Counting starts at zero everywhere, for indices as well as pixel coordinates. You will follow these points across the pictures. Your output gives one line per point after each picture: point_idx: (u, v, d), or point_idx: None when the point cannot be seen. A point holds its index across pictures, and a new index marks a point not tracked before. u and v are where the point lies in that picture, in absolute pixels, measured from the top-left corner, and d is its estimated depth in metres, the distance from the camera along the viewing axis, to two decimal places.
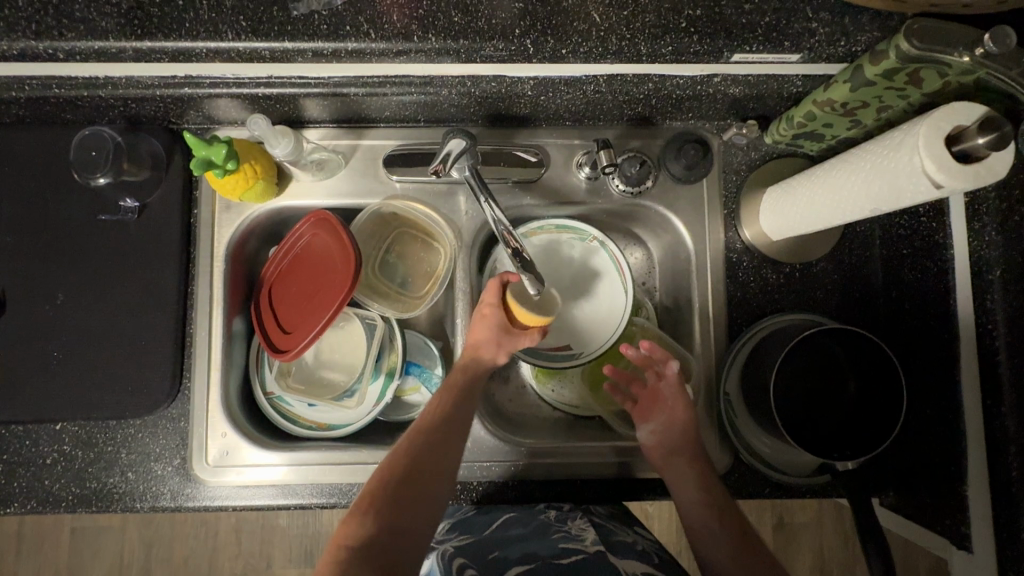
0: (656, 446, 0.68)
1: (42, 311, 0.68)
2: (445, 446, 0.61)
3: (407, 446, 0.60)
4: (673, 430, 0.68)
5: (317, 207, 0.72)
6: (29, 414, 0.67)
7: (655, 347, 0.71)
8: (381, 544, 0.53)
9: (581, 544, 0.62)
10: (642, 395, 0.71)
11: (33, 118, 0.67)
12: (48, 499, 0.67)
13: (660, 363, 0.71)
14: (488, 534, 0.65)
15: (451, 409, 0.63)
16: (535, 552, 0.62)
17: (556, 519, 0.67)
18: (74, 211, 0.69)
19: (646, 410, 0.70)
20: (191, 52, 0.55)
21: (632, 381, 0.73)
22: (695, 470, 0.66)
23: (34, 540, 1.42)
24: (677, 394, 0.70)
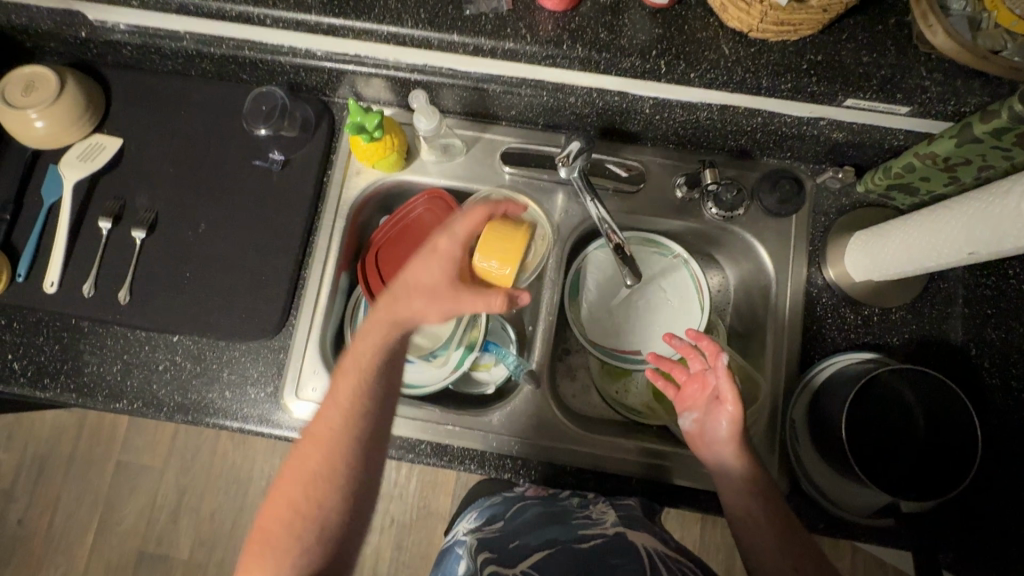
0: (697, 435, 0.67)
1: (187, 235, 0.77)
2: (350, 461, 0.57)
3: (306, 467, 0.57)
4: (719, 425, 0.65)
5: (433, 185, 0.80)
6: (157, 321, 0.75)
7: (699, 336, 0.66)
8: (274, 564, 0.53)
9: (602, 528, 0.63)
10: (688, 384, 0.68)
11: (218, 74, 0.79)
12: (152, 402, 0.74)
13: (707, 353, 0.65)
14: (512, 522, 0.67)
15: (352, 409, 0.58)
16: (556, 538, 0.62)
17: (576, 505, 0.68)
18: (231, 155, 0.79)
19: (688, 397, 0.68)
20: (373, 33, 0.64)
21: (675, 368, 0.69)
22: (742, 463, 0.64)
23: (83, 465, 1.51)
24: (727, 389, 0.63)
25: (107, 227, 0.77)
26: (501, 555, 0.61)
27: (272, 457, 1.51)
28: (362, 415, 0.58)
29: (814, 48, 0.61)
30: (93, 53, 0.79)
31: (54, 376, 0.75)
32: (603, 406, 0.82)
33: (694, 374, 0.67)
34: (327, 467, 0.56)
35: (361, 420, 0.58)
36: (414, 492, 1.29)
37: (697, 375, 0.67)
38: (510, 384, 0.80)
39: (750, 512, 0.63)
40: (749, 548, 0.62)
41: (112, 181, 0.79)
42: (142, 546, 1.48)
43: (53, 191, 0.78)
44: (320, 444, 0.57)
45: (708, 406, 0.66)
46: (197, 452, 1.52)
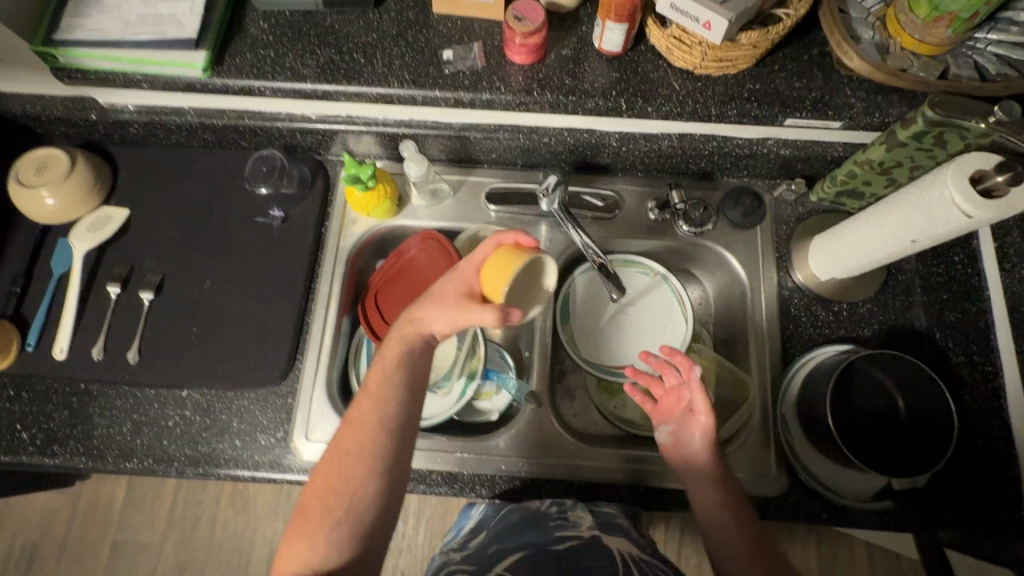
0: (672, 446, 0.70)
1: (193, 292, 0.81)
2: (382, 442, 0.60)
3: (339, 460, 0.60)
4: (693, 436, 0.68)
5: (425, 228, 0.86)
6: (168, 377, 0.78)
7: (673, 351, 0.68)
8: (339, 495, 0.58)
9: (578, 530, 0.66)
10: (663, 398, 0.70)
11: (218, 143, 0.86)
12: (163, 458, 0.75)
13: (680, 367, 0.68)
14: (490, 530, 0.69)
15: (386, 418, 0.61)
16: (531, 541, 0.65)
17: (551, 509, 0.70)
18: (233, 215, 0.85)
19: (662, 412, 0.70)
20: (364, 95, 0.72)
21: (651, 381, 0.71)
22: (714, 472, 0.67)
23: (78, 548, 1.47)
24: (700, 402, 0.67)
25: (115, 291, 0.80)
26: (478, 568, 0.63)
27: (274, 520, 1.48)
28: (395, 422, 0.61)
29: (752, 78, 0.70)
30: (100, 133, 0.85)
31: (63, 442, 0.76)
32: (604, 423, 0.85)
33: (669, 387, 0.70)
34: (359, 447, 0.59)
35: (399, 415, 0.62)
36: (423, 541, 1.27)
37: (672, 388, 0.70)
38: (512, 409, 0.83)
39: (721, 519, 0.66)
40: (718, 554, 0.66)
41: (119, 249, 0.83)
42: None
43: (62, 262, 0.82)
44: (354, 433, 0.60)
45: (683, 418, 0.68)
46: (196, 524, 1.48)
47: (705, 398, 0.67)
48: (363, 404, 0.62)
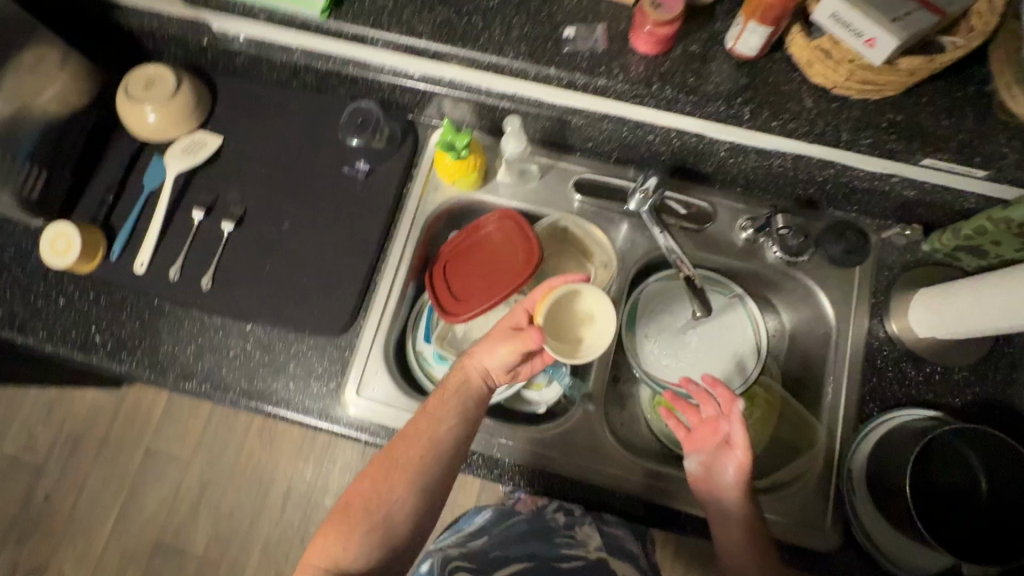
0: (703, 479, 0.68)
1: (271, 231, 0.82)
2: (433, 449, 0.65)
3: (391, 456, 0.65)
4: (728, 470, 0.66)
5: (504, 207, 0.84)
6: (236, 308, 0.79)
7: (716, 382, 0.69)
8: (375, 514, 0.62)
9: (584, 550, 0.75)
10: (699, 427, 0.69)
11: (317, 87, 0.85)
12: (220, 386, 0.77)
13: (722, 399, 0.68)
14: (495, 538, 0.77)
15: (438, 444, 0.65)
16: (535, 552, 0.74)
17: (563, 525, 0.78)
18: (320, 161, 0.85)
19: (693, 441, 0.69)
20: (476, 62, 0.70)
21: (687, 409, 0.71)
22: (742, 512, 0.65)
23: (115, 447, 1.56)
24: (740, 436, 0.66)
25: (199, 217, 0.82)
26: (481, 568, 0.71)
27: (297, 459, 1.53)
28: (447, 440, 0.65)
29: (894, 107, 0.64)
30: (206, 59, 0.86)
31: (131, 351, 0.79)
32: (650, 438, 0.82)
33: (705, 416, 0.69)
34: (416, 446, 0.65)
35: (448, 440, 0.66)
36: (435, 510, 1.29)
37: (709, 418, 0.69)
38: (561, 405, 0.81)
39: (740, 558, 0.65)
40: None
41: (206, 175, 0.85)
42: (159, 535, 1.50)
43: (154, 178, 0.84)
44: (412, 438, 0.65)
45: (717, 450, 0.67)
46: (224, 448, 1.55)
47: (745, 433, 0.66)
48: (423, 417, 0.67)
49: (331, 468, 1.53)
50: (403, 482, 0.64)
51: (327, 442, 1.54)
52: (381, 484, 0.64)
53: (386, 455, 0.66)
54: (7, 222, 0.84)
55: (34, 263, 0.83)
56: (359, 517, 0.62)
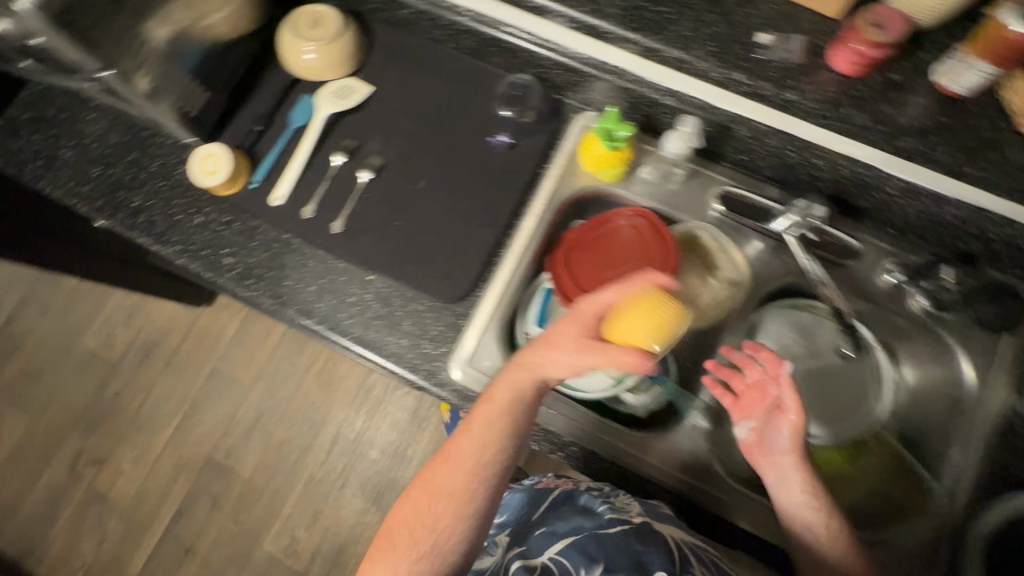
0: (756, 445, 0.67)
1: (407, 187, 0.83)
2: (471, 471, 0.64)
3: (430, 488, 0.65)
4: (781, 435, 0.65)
5: (638, 204, 0.82)
6: (362, 257, 0.81)
7: (759, 345, 0.68)
8: (417, 543, 0.63)
9: (627, 513, 0.71)
10: (745, 393, 0.69)
11: (474, 52, 0.85)
12: (335, 329, 0.79)
13: (766, 362, 0.67)
14: (538, 518, 0.77)
15: (481, 459, 0.65)
16: (579, 525, 0.70)
17: (602, 495, 0.76)
18: (463, 127, 0.85)
19: (743, 407, 0.68)
20: (659, 53, 0.68)
21: (732, 376, 0.70)
22: (804, 480, 0.64)
23: (183, 362, 1.63)
24: (790, 399, 0.65)
25: (340, 161, 0.83)
26: (525, 550, 0.70)
27: (350, 408, 1.58)
28: (487, 459, 0.65)
29: None
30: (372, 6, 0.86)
31: (256, 279, 0.81)
32: None
33: (751, 382, 0.68)
34: (458, 472, 0.64)
35: (487, 461, 0.65)
36: None
37: (754, 383, 0.68)
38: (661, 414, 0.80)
39: (807, 522, 0.64)
40: (803, 557, 0.65)
41: (350, 121, 0.86)
42: (212, 452, 1.57)
43: (302, 116, 0.85)
44: (451, 463, 0.65)
45: (768, 415, 0.66)
46: (284, 382, 1.61)
47: (795, 395, 0.65)
48: (461, 438, 0.66)
49: (380, 423, 1.57)
50: (444, 510, 0.63)
51: (381, 396, 1.59)
52: (424, 513, 0.64)
53: (426, 481, 0.66)
54: (158, 134, 0.87)
55: (178, 178, 0.86)
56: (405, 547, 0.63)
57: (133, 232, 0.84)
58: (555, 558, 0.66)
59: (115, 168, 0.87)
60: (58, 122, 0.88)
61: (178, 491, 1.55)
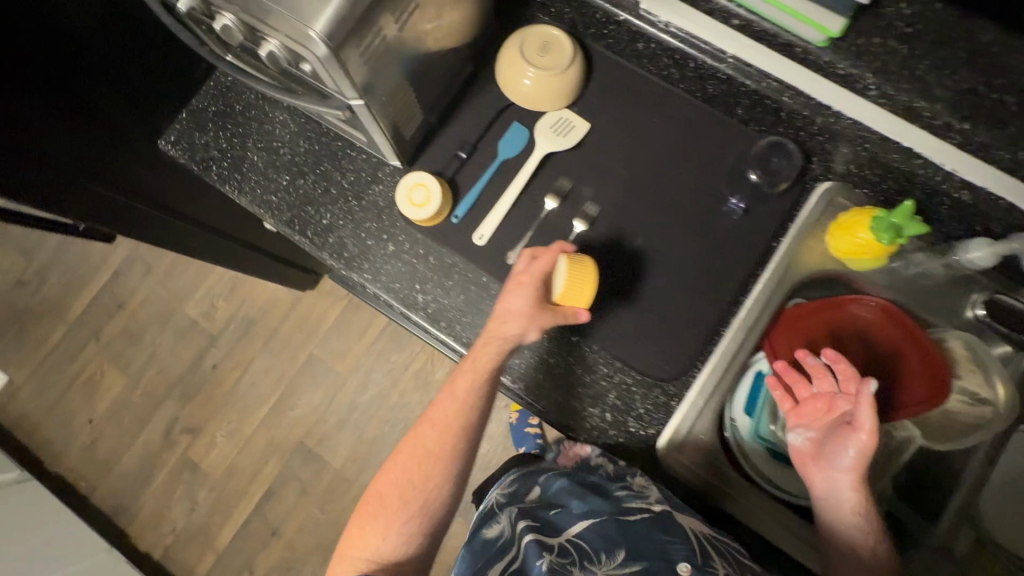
0: (809, 454, 0.65)
1: (621, 243, 0.76)
2: (447, 444, 0.69)
3: (425, 464, 0.69)
4: (846, 453, 0.62)
5: (874, 291, 0.74)
6: (568, 316, 0.75)
7: (838, 358, 0.66)
8: (393, 499, 0.69)
9: (647, 503, 0.67)
10: (807, 401, 0.67)
11: (714, 98, 0.75)
12: (534, 390, 0.74)
13: (843, 376, 0.65)
14: (546, 491, 0.73)
15: (450, 419, 0.69)
16: (599, 509, 0.67)
17: (613, 476, 0.71)
18: (690, 184, 0.76)
19: (798, 414, 0.67)
20: (992, 154, 0.56)
21: (796, 382, 0.68)
22: (861, 499, 0.62)
23: (281, 344, 1.62)
24: (866, 418, 0.61)
25: (552, 205, 0.76)
26: (547, 531, 0.66)
27: None
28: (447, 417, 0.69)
29: None
30: (601, 30, 0.76)
31: (450, 322, 0.76)
32: None
33: (819, 393, 0.66)
34: (438, 438, 0.69)
35: (449, 422, 0.69)
36: None
37: (820, 395, 0.66)
38: None
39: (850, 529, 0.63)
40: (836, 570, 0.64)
41: (563, 159, 0.78)
42: (304, 437, 1.56)
43: (512, 148, 0.78)
44: (427, 428, 0.70)
45: (835, 429, 0.64)
46: (380, 378, 1.58)
47: (872, 416, 0.61)
48: (438, 405, 0.70)
49: None
50: (443, 491, 0.69)
51: None
52: (403, 475, 0.69)
53: (421, 453, 0.69)
54: (351, 146, 0.81)
55: (371, 199, 0.80)
56: (398, 518, 0.68)
57: (323, 252, 0.79)
58: (573, 540, 0.64)
59: (305, 179, 0.81)
60: (245, 119, 0.83)
61: (268, 472, 1.55)
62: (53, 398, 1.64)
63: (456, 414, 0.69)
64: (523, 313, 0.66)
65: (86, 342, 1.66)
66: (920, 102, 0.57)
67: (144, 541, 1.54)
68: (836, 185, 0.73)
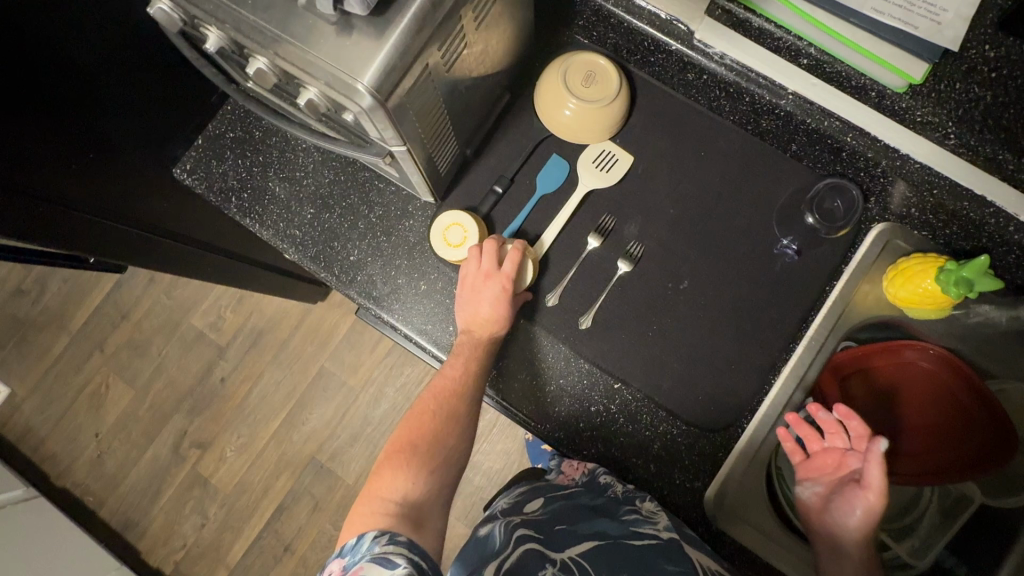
0: (816, 509, 0.64)
1: (666, 285, 0.72)
2: (460, 405, 0.65)
3: (440, 421, 0.65)
4: (852, 511, 0.61)
5: (925, 337, 0.71)
6: (610, 362, 0.71)
7: (851, 416, 0.62)
8: (416, 450, 0.63)
9: (656, 527, 0.63)
10: (818, 454, 0.64)
11: (765, 134, 0.72)
12: (574, 441, 0.70)
13: (855, 434, 0.62)
14: (549, 508, 0.67)
15: (466, 388, 0.65)
16: (604, 531, 0.62)
17: (622, 499, 0.66)
18: (739, 223, 0.73)
19: (810, 470, 0.65)
20: None
21: (809, 436, 0.65)
22: (862, 557, 0.61)
23: (291, 356, 1.58)
24: (874, 478, 0.60)
25: (594, 244, 0.73)
26: (546, 542, 0.59)
27: None
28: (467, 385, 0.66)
29: None
30: (647, 59, 0.73)
31: None
32: None
33: (830, 447, 0.64)
34: (450, 398, 0.65)
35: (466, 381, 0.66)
36: None
37: (833, 450, 0.64)
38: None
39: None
40: None
41: (604, 195, 0.74)
42: (316, 452, 1.53)
43: (551, 182, 0.74)
44: (439, 392, 0.66)
45: (845, 487, 0.62)
46: (393, 394, 1.54)
47: (880, 474, 0.60)
48: (451, 365, 0.67)
49: None
50: (455, 443, 0.65)
51: (491, 422, 1.44)
52: (427, 431, 0.64)
53: (430, 409, 0.66)
54: (379, 178, 0.77)
55: (401, 235, 0.75)
56: (416, 462, 0.62)
57: (351, 290, 0.75)
58: (576, 558, 0.57)
59: (330, 212, 0.76)
60: (267, 147, 0.78)
61: (280, 487, 1.53)
62: (58, 411, 1.60)
63: (467, 382, 0.66)
64: (491, 317, 0.67)
65: (89, 353, 1.62)
66: (1005, 154, 0.54)
67: (155, 556, 1.52)
68: (891, 228, 0.70)
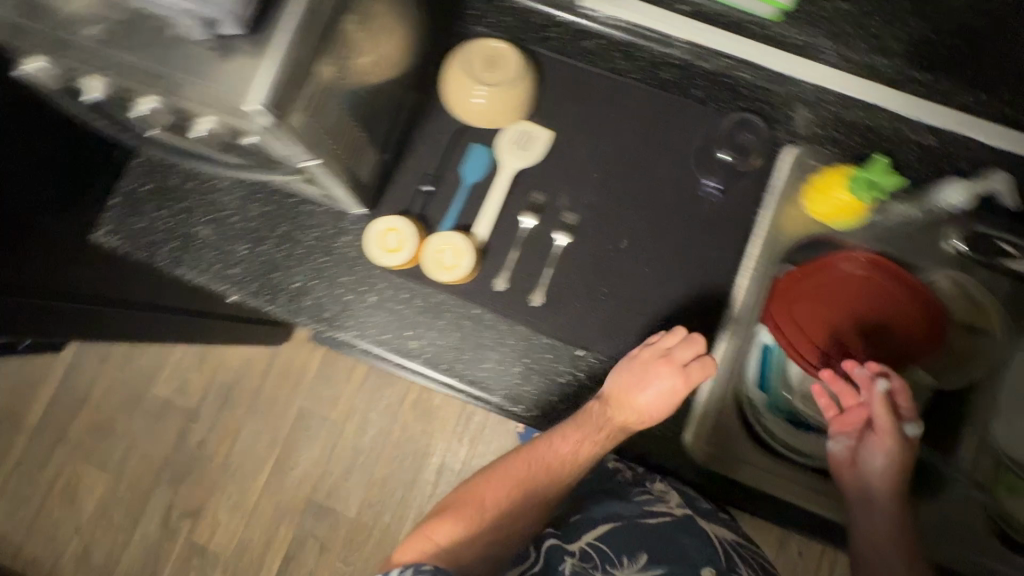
0: (847, 462, 0.69)
1: (606, 246, 0.74)
2: (545, 486, 0.68)
3: (509, 486, 0.68)
4: (879, 461, 0.67)
5: (854, 245, 0.75)
6: (568, 332, 0.72)
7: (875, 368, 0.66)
8: (477, 514, 0.67)
9: None
10: (849, 410, 0.68)
11: (669, 84, 0.75)
12: (550, 413, 0.71)
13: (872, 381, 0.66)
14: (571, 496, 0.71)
15: (562, 472, 0.68)
16: None
17: None
18: (662, 173, 0.75)
19: (842, 424, 0.69)
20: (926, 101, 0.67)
21: (842, 392, 0.68)
22: (889, 502, 0.67)
23: (267, 402, 1.54)
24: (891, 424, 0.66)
25: (530, 223, 0.74)
26: None
27: (452, 438, 1.50)
28: (569, 466, 0.68)
29: None
30: (543, 34, 0.75)
31: (451, 364, 0.72)
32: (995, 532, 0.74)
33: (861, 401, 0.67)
34: (534, 476, 0.68)
35: (564, 462, 0.68)
36: None
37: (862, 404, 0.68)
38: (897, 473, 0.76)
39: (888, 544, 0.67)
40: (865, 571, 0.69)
41: (531, 172, 0.75)
42: (312, 493, 1.50)
43: (476, 170, 0.75)
44: (525, 466, 0.68)
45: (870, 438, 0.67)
46: (377, 418, 1.52)
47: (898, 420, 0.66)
48: (545, 444, 0.68)
49: (486, 449, 1.50)
50: (512, 515, 0.67)
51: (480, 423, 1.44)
52: (495, 505, 0.67)
53: (505, 477, 0.69)
54: (307, 200, 0.76)
55: (341, 252, 0.75)
56: (474, 524, 0.66)
57: (301, 318, 0.74)
58: (593, 543, 0.72)
59: (265, 244, 0.75)
60: (187, 192, 0.76)
61: (282, 536, 1.49)
62: (30, 513, 1.52)
63: (561, 467, 0.68)
64: (649, 405, 0.66)
65: (54, 446, 1.54)
66: (867, 56, 0.66)
67: None
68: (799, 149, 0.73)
